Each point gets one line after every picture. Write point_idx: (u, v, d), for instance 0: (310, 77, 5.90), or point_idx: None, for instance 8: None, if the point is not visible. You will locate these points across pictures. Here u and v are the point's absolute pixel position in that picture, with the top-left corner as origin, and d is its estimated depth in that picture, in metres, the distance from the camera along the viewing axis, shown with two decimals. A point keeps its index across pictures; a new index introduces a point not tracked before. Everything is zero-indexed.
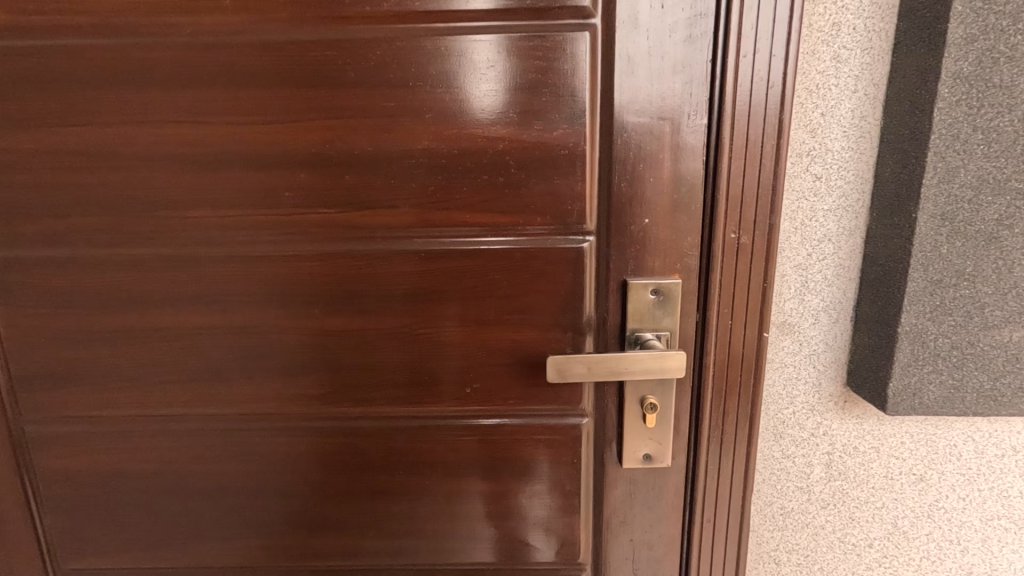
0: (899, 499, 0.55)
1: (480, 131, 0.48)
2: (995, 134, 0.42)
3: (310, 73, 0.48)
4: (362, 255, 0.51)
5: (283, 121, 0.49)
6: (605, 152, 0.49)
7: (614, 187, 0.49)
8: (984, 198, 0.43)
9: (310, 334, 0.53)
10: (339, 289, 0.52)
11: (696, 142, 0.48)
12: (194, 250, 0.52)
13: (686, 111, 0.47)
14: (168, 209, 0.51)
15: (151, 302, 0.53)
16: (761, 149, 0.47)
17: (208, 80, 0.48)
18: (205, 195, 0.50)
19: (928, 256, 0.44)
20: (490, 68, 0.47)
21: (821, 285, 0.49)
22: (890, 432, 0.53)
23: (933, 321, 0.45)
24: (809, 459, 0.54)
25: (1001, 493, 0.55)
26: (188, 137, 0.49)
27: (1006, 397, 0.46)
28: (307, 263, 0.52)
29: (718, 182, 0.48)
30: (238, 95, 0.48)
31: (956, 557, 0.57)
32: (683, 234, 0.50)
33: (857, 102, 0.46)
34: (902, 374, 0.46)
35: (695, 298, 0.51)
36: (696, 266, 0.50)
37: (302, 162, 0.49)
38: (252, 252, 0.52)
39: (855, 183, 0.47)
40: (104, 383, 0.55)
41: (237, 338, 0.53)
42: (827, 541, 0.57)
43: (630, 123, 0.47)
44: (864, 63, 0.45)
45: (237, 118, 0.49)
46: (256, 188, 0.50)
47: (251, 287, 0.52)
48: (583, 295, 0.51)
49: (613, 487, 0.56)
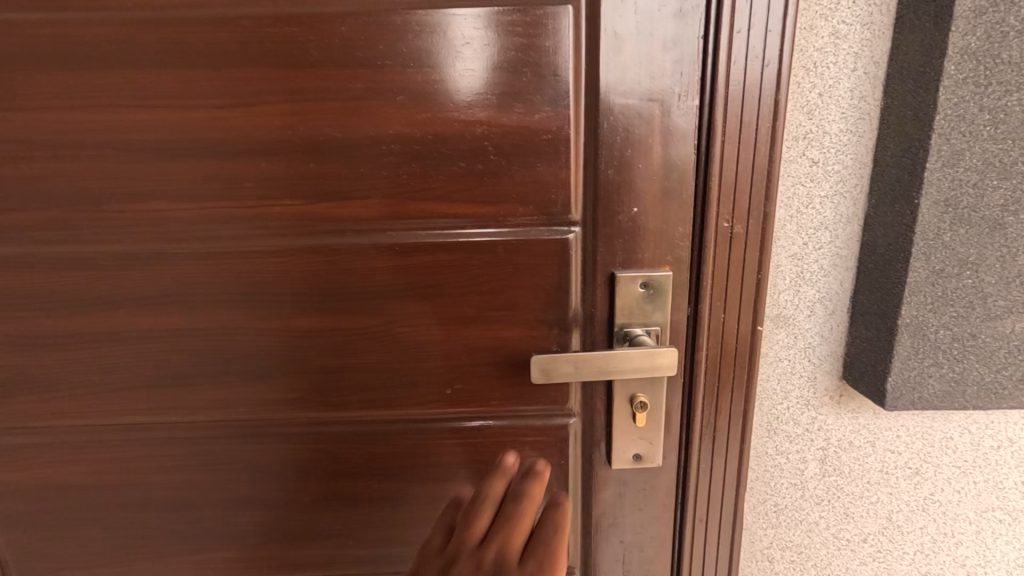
0: (895, 493, 0.54)
1: (457, 115, 0.45)
2: (1003, 114, 0.39)
3: (271, 52, 0.44)
4: (333, 249, 0.48)
5: (242, 105, 0.45)
6: (590, 136, 0.45)
7: (601, 174, 0.46)
8: (990, 182, 0.40)
9: (278, 335, 0.50)
10: (309, 287, 0.49)
11: (688, 125, 0.45)
12: (149, 247, 0.48)
13: (676, 92, 0.44)
14: (119, 203, 0.47)
15: (105, 304, 0.49)
16: (756, 132, 0.44)
17: (157, 59, 0.44)
18: (159, 187, 0.47)
19: (930, 244, 0.41)
20: (467, 46, 0.44)
21: (817, 275, 0.47)
22: (885, 426, 0.52)
23: (934, 313, 0.43)
24: (803, 455, 0.53)
25: (997, 485, 0.54)
26: (137, 123, 0.45)
27: (1007, 389, 0.44)
28: (274, 260, 0.48)
29: (710, 168, 0.45)
30: (191, 77, 0.44)
31: (950, 550, 0.56)
32: (673, 224, 0.47)
33: (856, 82, 0.43)
34: (901, 368, 0.44)
35: (686, 291, 0.48)
36: (687, 257, 0.48)
37: (265, 151, 0.46)
38: (213, 248, 0.48)
39: (854, 167, 0.45)
40: (58, 391, 0.51)
41: (200, 340, 0.50)
42: (821, 537, 0.55)
43: (618, 104, 0.44)
44: (864, 39, 0.42)
45: (191, 102, 0.45)
46: (215, 178, 0.46)
47: (213, 286, 0.49)
48: (569, 289, 0.49)
49: (602, 489, 0.54)
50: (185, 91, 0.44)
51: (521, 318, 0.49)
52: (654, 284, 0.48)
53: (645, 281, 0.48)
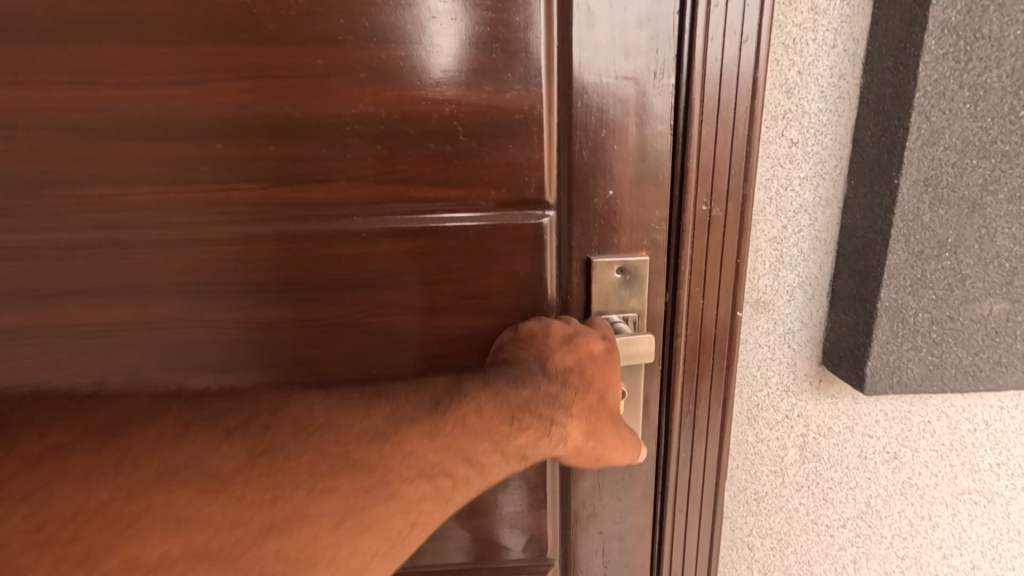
0: (873, 479, 0.54)
1: (425, 92, 0.43)
2: (983, 91, 0.38)
3: (223, 25, 0.41)
4: (297, 236, 0.46)
5: (194, 81, 0.42)
6: (564, 116, 0.44)
7: (575, 156, 0.44)
8: (970, 161, 0.39)
9: (240, 328, 0.47)
10: (272, 276, 0.46)
11: (665, 105, 0.43)
12: (98, 235, 0.45)
13: (652, 70, 0.42)
14: (63, 188, 0.44)
15: (50, 296, 0.46)
16: (734, 112, 0.42)
17: (98, 32, 0.41)
18: (106, 170, 0.44)
19: (910, 226, 0.41)
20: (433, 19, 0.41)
21: (796, 259, 0.46)
22: (864, 411, 0.51)
23: (913, 296, 0.42)
24: (783, 442, 0.52)
25: (972, 467, 0.54)
26: (78, 102, 0.42)
27: (984, 372, 0.44)
28: (234, 248, 0.46)
29: (687, 149, 0.44)
30: (136, 51, 0.41)
31: (927, 533, 0.56)
32: (649, 208, 0.45)
33: (835, 60, 0.42)
34: (880, 353, 0.43)
35: (663, 276, 0.47)
36: (664, 242, 0.46)
37: (221, 132, 0.43)
38: (168, 236, 0.45)
39: (833, 148, 0.44)
40: None
41: (155, 334, 0.47)
42: (800, 523, 0.55)
43: (592, 82, 0.43)
44: (843, 15, 0.41)
45: (137, 79, 0.42)
46: (167, 161, 0.44)
47: (169, 277, 0.46)
48: (544, 276, 0.47)
49: (580, 479, 0.52)
50: (131, 66, 0.41)
51: (495, 306, 0.48)
52: (630, 270, 0.47)
53: (621, 267, 0.47)
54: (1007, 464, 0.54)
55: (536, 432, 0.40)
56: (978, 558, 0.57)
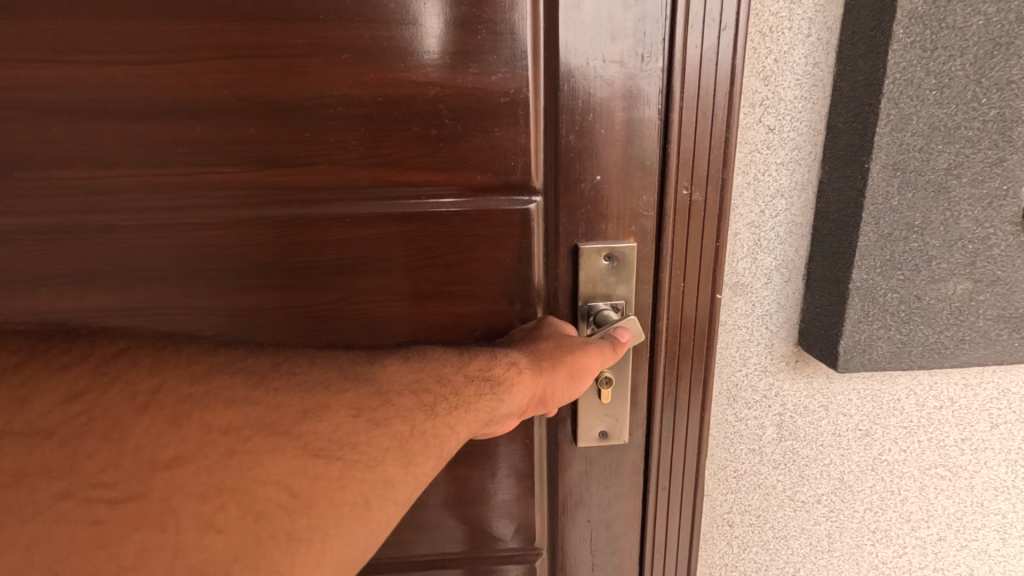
0: (846, 455, 0.56)
1: (409, 76, 0.43)
2: (947, 79, 0.40)
3: (203, 5, 0.41)
4: (281, 220, 0.46)
5: (175, 63, 0.42)
6: (550, 100, 0.44)
7: (562, 140, 0.45)
8: (937, 146, 0.41)
9: (223, 313, 0.47)
10: (255, 260, 0.46)
11: (652, 89, 0.44)
12: (75, 220, 0.44)
13: (638, 56, 0.43)
14: (37, 171, 0.43)
15: (26, 283, 0.45)
16: (713, 98, 0.44)
17: (73, 12, 0.40)
18: (81, 153, 0.43)
19: (880, 208, 0.42)
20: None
21: (772, 243, 0.48)
22: (838, 390, 0.53)
23: (883, 276, 0.44)
24: (761, 421, 0.54)
25: (939, 443, 0.57)
26: (52, 83, 0.41)
27: (950, 349, 0.46)
28: (217, 233, 0.45)
29: (670, 133, 0.45)
30: (111, 31, 0.41)
31: (897, 507, 0.59)
32: (636, 192, 0.46)
33: (810, 48, 0.44)
34: (852, 331, 0.45)
35: (651, 263, 0.48)
36: (651, 228, 0.47)
37: (204, 114, 0.43)
38: (147, 220, 0.45)
39: (808, 134, 0.45)
40: None
41: (135, 320, 0.47)
42: (778, 500, 0.57)
43: (571, 66, 0.43)
44: (817, 5, 0.43)
45: (113, 60, 0.41)
46: (146, 144, 0.43)
47: (151, 262, 0.46)
48: (532, 261, 0.48)
49: (569, 468, 0.53)
50: (109, 48, 0.41)
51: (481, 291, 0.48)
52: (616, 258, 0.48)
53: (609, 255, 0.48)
54: (971, 439, 0.57)
55: (484, 357, 0.43)
56: (945, 530, 0.60)
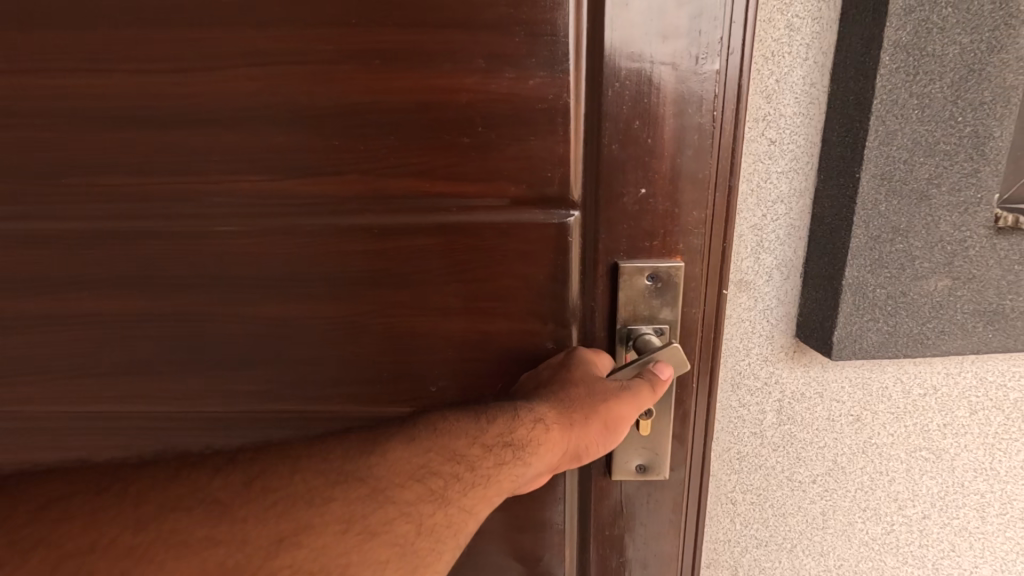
0: (839, 438, 0.61)
1: (448, 91, 0.48)
2: (928, 100, 0.45)
3: (272, 33, 0.47)
4: (336, 218, 0.51)
5: (248, 85, 0.48)
6: (592, 111, 0.49)
7: (604, 149, 0.50)
8: (919, 158, 0.46)
9: (287, 299, 0.54)
10: (313, 253, 0.53)
11: (707, 89, 0.48)
12: (169, 219, 0.53)
13: (696, 54, 0.47)
14: (139, 178, 0.51)
15: (132, 271, 0.54)
16: (720, 115, 0.49)
17: (167, 41, 0.48)
18: (174, 161, 0.51)
19: (869, 214, 0.48)
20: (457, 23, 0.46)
21: (774, 243, 0.53)
22: (832, 378, 0.59)
23: (872, 274, 0.49)
24: (761, 406, 0.59)
25: (923, 428, 0.62)
26: (151, 103, 0.49)
27: (931, 340, 0.51)
28: (283, 231, 0.52)
29: (698, 139, 0.49)
30: (198, 56, 0.48)
31: (885, 487, 0.64)
32: (682, 204, 0.51)
33: (808, 70, 0.49)
34: (845, 323, 0.50)
35: (696, 281, 0.53)
36: (697, 246, 0.52)
37: (270, 129, 0.49)
38: (228, 218, 0.52)
39: (806, 146, 0.51)
40: (93, 353, 0.57)
41: (216, 304, 0.55)
42: (777, 479, 0.62)
43: (630, 66, 0.48)
44: (814, 32, 0.48)
45: (200, 81, 0.48)
46: (225, 152, 0.50)
47: (228, 254, 0.53)
48: (568, 273, 0.53)
49: (606, 494, 0.60)
50: (198, 72, 0.48)
51: (528, 294, 0.53)
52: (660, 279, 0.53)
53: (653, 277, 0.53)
54: (952, 424, 0.62)
55: (509, 419, 0.47)
56: (929, 508, 0.66)
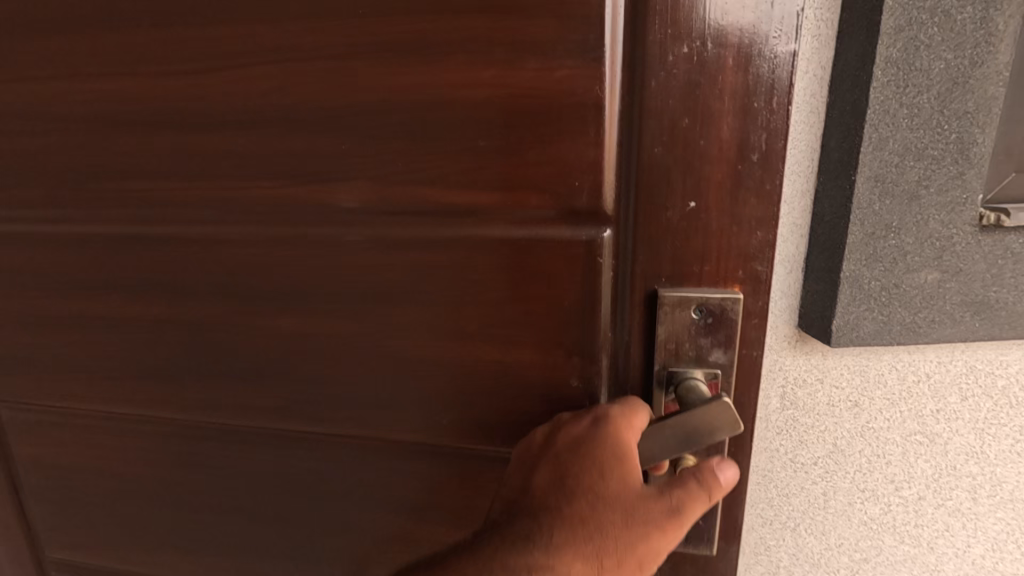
0: (838, 422, 0.66)
1: (476, 98, 0.52)
2: (917, 110, 0.50)
3: (320, 55, 0.53)
4: (377, 217, 0.57)
5: (299, 102, 0.55)
6: (626, 114, 0.51)
7: (649, 151, 0.51)
8: (908, 162, 0.51)
9: (333, 290, 0.60)
10: (354, 250, 0.58)
11: (781, 75, 0.48)
12: (238, 217, 0.60)
13: (771, 34, 0.47)
14: (212, 181, 0.59)
15: (206, 261, 0.63)
16: (760, 103, 0.48)
17: (236, 63, 0.55)
18: (240, 166, 0.58)
19: (864, 212, 0.52)
20: (485, 30, 0.50)
21: (777, 240, 0.58)
22: (832, 365, 0.63)
23: (867, 267, 0.54)
24: (766, 391, 0.64)
25: (917, 413, 0.66)
26: (224, 116, 0.57)
27: (922, 328, 0.56)
28: (331, 229, 0.58)
29: (754, 133, 0.49)
30: (260, 76, 0.55)
31: (883, 468, 0.68)
32: (743, 215, 0.51)
33: (807, 82, 0.54)
34: (843, 313, 0.55)
35: (743, 313, 0.54)
36: (762, 275, 0.53)
37: (317, 140, 0.56)
38: (286, 216, 0.59)
39: (806, 151, 0.56)
40: (176, 332, 0.67)
41: (275, 292, 0.62)
42: (781, 461, 0.67)
43: (680, 51, 0.48)
44: (813, 48, 0.53)
45: (262, 97, 0.55)
46: (282, 158, 0.57)
47: (284, 248, 0.60)
48: (601, 295, 0.56)
49: None
50: (261, 88, 0.55)
51: (564, 297, 0.56)
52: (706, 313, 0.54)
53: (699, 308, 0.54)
54: (944, 409, 0.67)
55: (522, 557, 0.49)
56: (924, 490, 0.70)
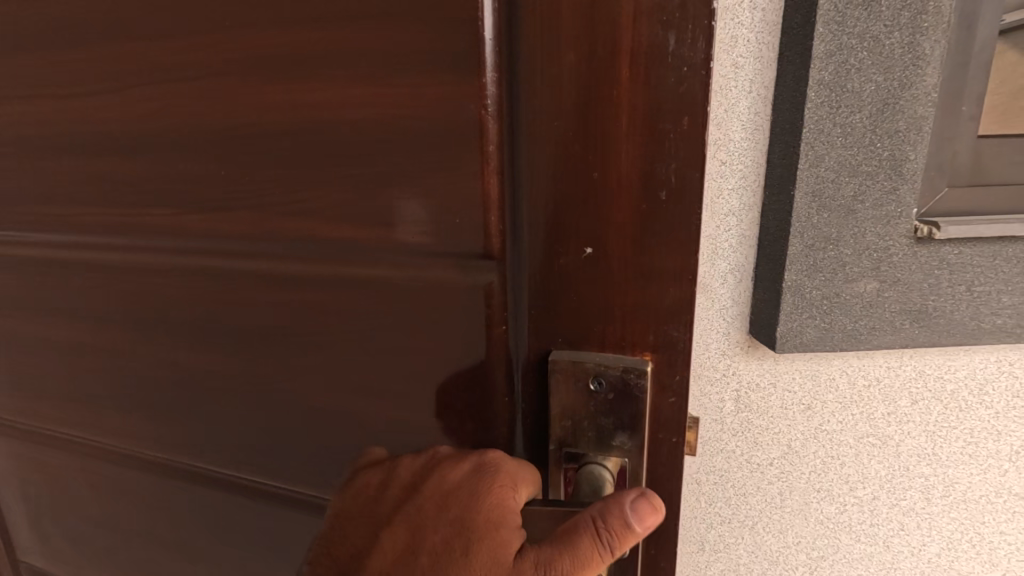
0: (792, 425, 0.68)
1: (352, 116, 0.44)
2: (850, 129, 0.53)
3: (212, 67, 0.48)
4: (276, 245, 0.52)
5: (199, 119, 0.51)
6: (509, 138, 0.42)
7: (536, 184, 0.43)
8: (844, 178, 0.54)
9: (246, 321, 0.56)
10: (262, 280, 0.53)
11: (697, 91, 0.38)
12: (154, 239, 0.57)
13: (678, 42, 0.37)
14: (132, 203, 0.57)
15: (134, 285, 0.61)
16: (664, 123, 0.39)
17: (144, 78, 0.52)
18: (155, 187, 0.55)
19: (803, 225, 0.55)
20: (358, 35, 0.42)
21: (727, 250, 0.61)
22: (783, 370, 0.66)
23: (808, 277, 0.57)
24: (720, 395, 0.67)
25: (869, 416, 0.69)
26: (139, 136, 0.54)
27: (863, 335, 0.59)
28: (238, 256, 0.54)
29: (665, 165, 0.40)
30: (165, 92, 0.51)
31: (837, 469, 0.71)
32: (654, 265, 0.42)
33: (752, 101, 0.57)
34: (786, 320, 0.58)
35: (655, 390, 0.45)
36: (679, 343, 0.44)
37: (217, 159, 0.51)
38: (195, 240, 0.55)
39: (753, 166, 0.58)
40: (117, 354, 0.66)
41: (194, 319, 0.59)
42: (737, 461, 0.69)
43: (567, 60, 0.40)
44: (756, 69, 0.56)
45: (168, 113, 0.52)
46: (189, 179, 0.53)
47: (194, 275, 0.56)
48: (487, 355, 0.47)
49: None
50: (165, 105, 0.52)
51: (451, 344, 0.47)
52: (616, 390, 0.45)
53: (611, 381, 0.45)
54: (895, 413, 0.69)
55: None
56: (878, 490, 0.72)
